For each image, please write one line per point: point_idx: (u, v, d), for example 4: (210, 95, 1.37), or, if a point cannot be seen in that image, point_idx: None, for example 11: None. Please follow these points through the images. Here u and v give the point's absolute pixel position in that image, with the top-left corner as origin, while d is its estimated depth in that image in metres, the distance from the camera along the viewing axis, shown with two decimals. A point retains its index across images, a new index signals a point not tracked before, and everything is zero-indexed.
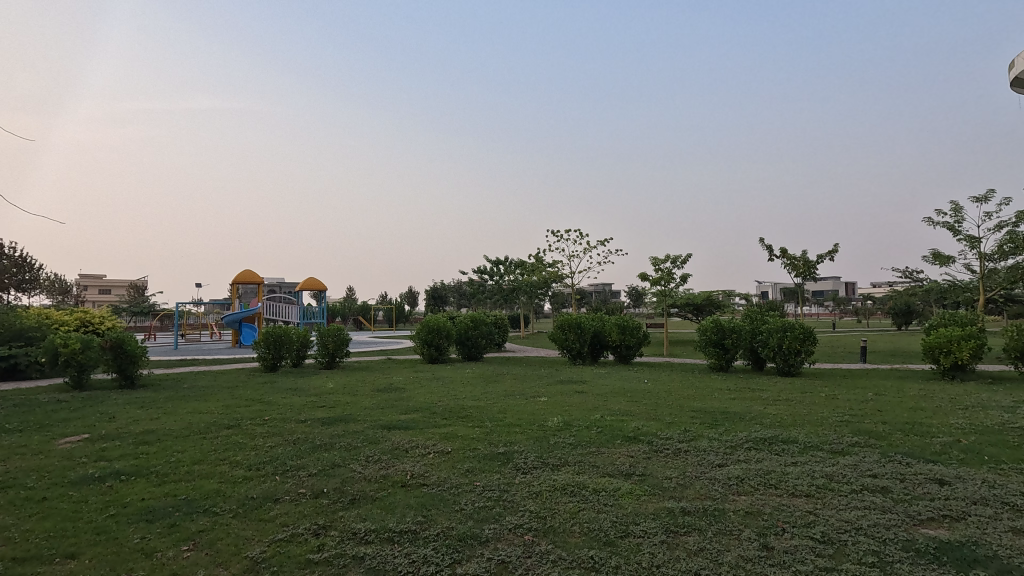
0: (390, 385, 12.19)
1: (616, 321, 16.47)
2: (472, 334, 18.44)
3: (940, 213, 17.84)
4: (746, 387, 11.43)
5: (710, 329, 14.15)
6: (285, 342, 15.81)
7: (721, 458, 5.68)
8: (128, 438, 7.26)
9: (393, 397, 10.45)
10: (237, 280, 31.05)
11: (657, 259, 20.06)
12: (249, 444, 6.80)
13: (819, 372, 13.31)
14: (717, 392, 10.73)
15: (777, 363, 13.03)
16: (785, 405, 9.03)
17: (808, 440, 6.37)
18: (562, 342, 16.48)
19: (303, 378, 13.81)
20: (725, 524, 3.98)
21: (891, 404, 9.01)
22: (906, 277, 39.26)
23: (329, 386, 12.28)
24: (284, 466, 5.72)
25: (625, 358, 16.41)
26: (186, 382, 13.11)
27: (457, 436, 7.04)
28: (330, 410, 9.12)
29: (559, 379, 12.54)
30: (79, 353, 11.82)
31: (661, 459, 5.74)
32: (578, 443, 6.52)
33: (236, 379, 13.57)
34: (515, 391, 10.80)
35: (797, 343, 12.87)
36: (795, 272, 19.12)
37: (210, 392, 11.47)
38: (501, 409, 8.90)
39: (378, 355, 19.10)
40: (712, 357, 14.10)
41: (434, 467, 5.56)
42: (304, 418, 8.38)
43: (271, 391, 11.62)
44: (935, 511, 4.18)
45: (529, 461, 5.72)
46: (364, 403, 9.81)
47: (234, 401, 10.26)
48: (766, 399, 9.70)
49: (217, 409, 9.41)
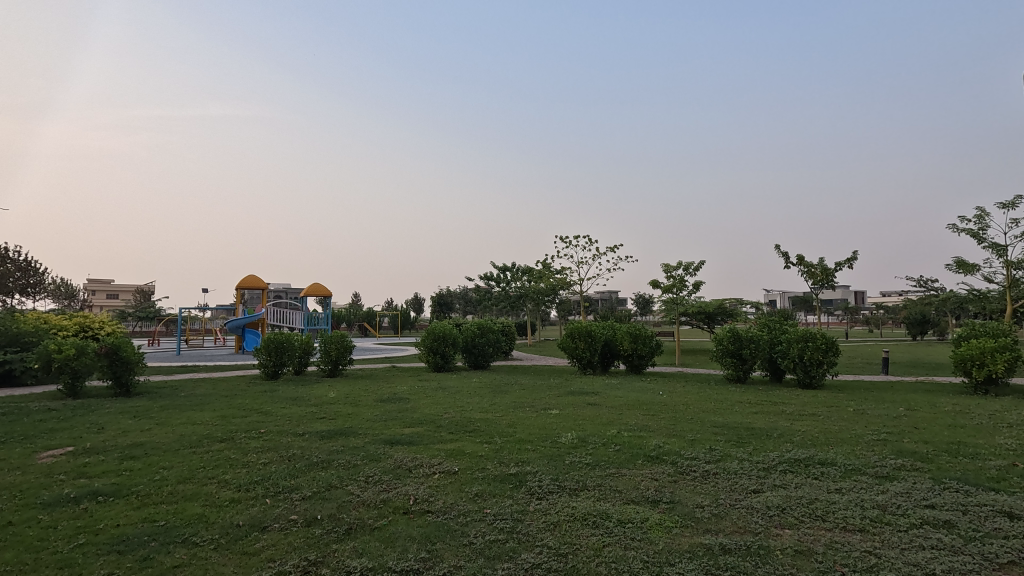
0: (394, 395, 11.69)
1: (627, 329, 15.94)
2: (478, 342, 17.95)
3: (963, 220, 17.24)
4: (768, 399, 10.86)
5: (726, 338, 13.60)
6: (287, 350, 15.39)
7: (756, 483, 5.15)
8: (114, 452, 6.81)
9: (397, 408, 9.97)
10: (241, 286, 30.76)
11: (669, 266, 19.53)
12: (242, 461, 6.33)
13: (842, 384, 12.72)
14: (738, 405, 10.17)
15: (797, 374, 12.45)
16: (813, 421, 8.48)
17: (846, 462, 5.84)
18: (571, 351, 15.97)
19: (305, 387, 13.36)
20: (774, 567, 3.46)
21: (927, 421, 8.43)
22: (922, 286, 38.50)
23: (330, 396, 11.81)
24: (276, 487, 5.24)
25: (637, 367, 15.85)
26: (184, 390, 12.69)
27: (465, 453, 6.54)
28: (330, 423, 8.64)
29: (570, 390, 12.02)
30: (72, 359, 11.43)
31: (690, 483, 5.23)
32: (596, 462, 6.02)
33: (235, 388, 13.13)
34: (525, 403, 10.31)
35: (819, 354, 12.29)
36: (812, 280, 18.51)
37: (206, 402, 11.01)
38: (511, 422, 8.39)
39: (382, 363, 18.63)
40: (728, 368, 13.52)
41: (441, 491, 5.06)
42: (302, 431, 7.90)
43: (270, 400, 11.15)
44: (1013, 552, 3.63)
45: (544, 483, 5.20)
46: (367, 415, 9.32)
47: (231, 411, 9.80)
48: (791, 414, 9.14)
49: (212, 420, 8.95)
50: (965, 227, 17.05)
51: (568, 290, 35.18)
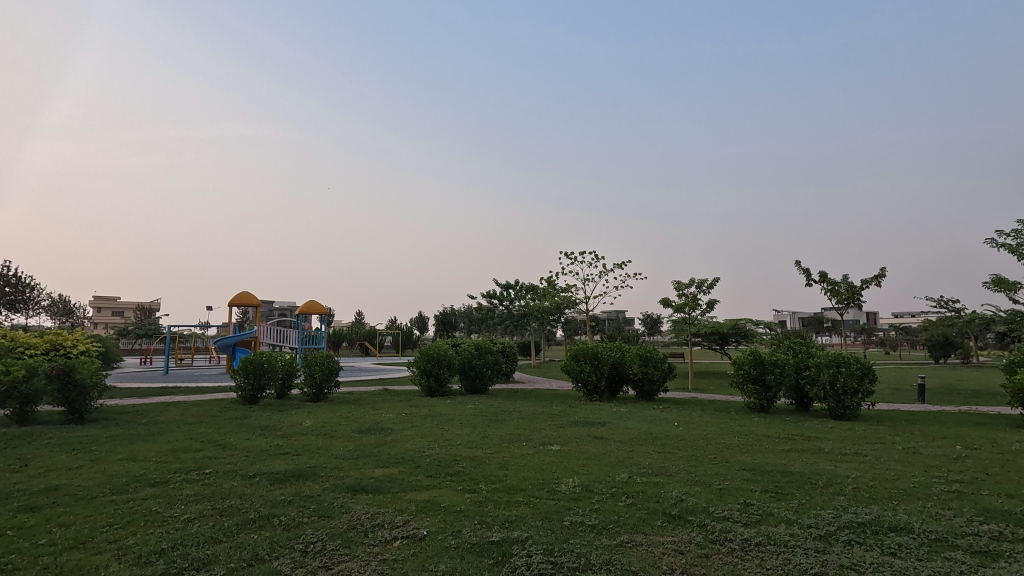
0: (376, 424, 10.45)
1: (637, 351, 14.65)
2: (477, 364, 16.69)
3: (1000, 234, 15.90)
4: (800, 433, 9.53)
5: (747, 362, 12.27)
6: (267, 372, 14.20)
7: (816, 563, 3.87)
8: (15, 501, 5.59)
9: (375, 441, 8.72)
10: (235, 303, 29.73)
11: (680, 283, 18.28)
12: (163, 516, 5.09)
13: (879, 415, 11.35)
14: (766, 441, 8.83)
15: (829, 404, 11.11)
16: (860, 463, 7.17)
17: (925, 529, 4.54)
18: (576, 374, 14.70)
19: (282, 413, 12.15)
20: None
21: (996, 464, 7.11)
22: (944, 309, 36.89)
23: (306, 424, 10.57)
24: (184, 562, 4.01)
25: (647, 394, 14.54)
26: (148, 416, 11.51)
27: (440, 507, 5.29)
28: (293, 460, 7.41)
29: (573, 420, 10.71)
30: (20, 382, 10.27)
31: (727, 561, 3.95)
32: (602, 524, 4.74)
33: (205, 413, 11.93)
34: (521, 436, 9.04)
35: (853, 381, 10.97)
36: (836, 299, 17.15)
37: (165, 431, 9.82)
38: (502, 463, 7.12)
39: (374, 386, 17.37)
40: (750, 395, 12.17)
41: (394, 571, 3.82)
42: (254, 472, 6.67)
43: (237, 429, 9.93)
44: None
45: (533, 560, 3.94)
46: (337, 450, 8.08)
47: (184, 444, 8.58)
48: (831, 453, 7.82)
49: (157, 456, 7.73)
50: (1003, 242, 15.71)
51: (573, 309, 33.92)
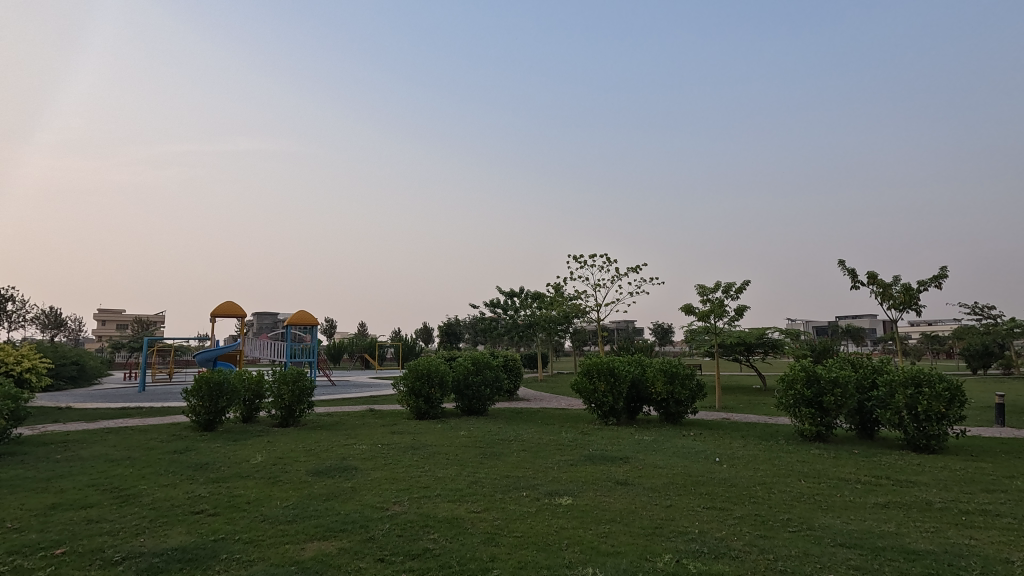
0: (341, 462, 8.33)
1: (660, 366, 12.48)
2: (473, 382, 14.55)
3: None
4: (886, 475, 7.30)
5: (799, 380, 10.03)
6: (226, 392, 12.12)
7: None
8: None
9: (329, 491, 6.59)
10: (220, 314, 27.75)
11: (706, 288, 16.08)
12: None
13: (968, 446, 9.12)
14: (845, 489, 6.62)
15: (907, 433, 8.90)
16: (1009, 535, 4.94)
17: None
18: (588, 393, 12.55)
19: (234, 444, 10.04)
20: None
21: None
22: (981, 320, 34.42)
23: (255, 462, 8.47)
24: None
25: (673, 416, 12.36)
26: (71, 450, 9.46)
27: None
28: (199, 528, 5.26)
29: (588, 455, 8.54)
30: None
31: None
32: None
33: (141, 445, 9.84)
34: (522, 483, 6.86)
35: (938, 404, 8.75)
36: (887, 303, 14.82)
37: (70, 472, 7.75)
38: (490, 533, 4.98)
39: (358, 407, 15.29)
40: (803, 421, 9.89)
41: None
42: (127, 554, 4.54)
43: (163, 471, 7.85)
44: None
45: None
46: (271, 507, 5.96)
47: (74, 496, 6.48)
48: (952, 513, 5.61)
49: (18, 518, 5.61)
50: None
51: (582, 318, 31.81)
